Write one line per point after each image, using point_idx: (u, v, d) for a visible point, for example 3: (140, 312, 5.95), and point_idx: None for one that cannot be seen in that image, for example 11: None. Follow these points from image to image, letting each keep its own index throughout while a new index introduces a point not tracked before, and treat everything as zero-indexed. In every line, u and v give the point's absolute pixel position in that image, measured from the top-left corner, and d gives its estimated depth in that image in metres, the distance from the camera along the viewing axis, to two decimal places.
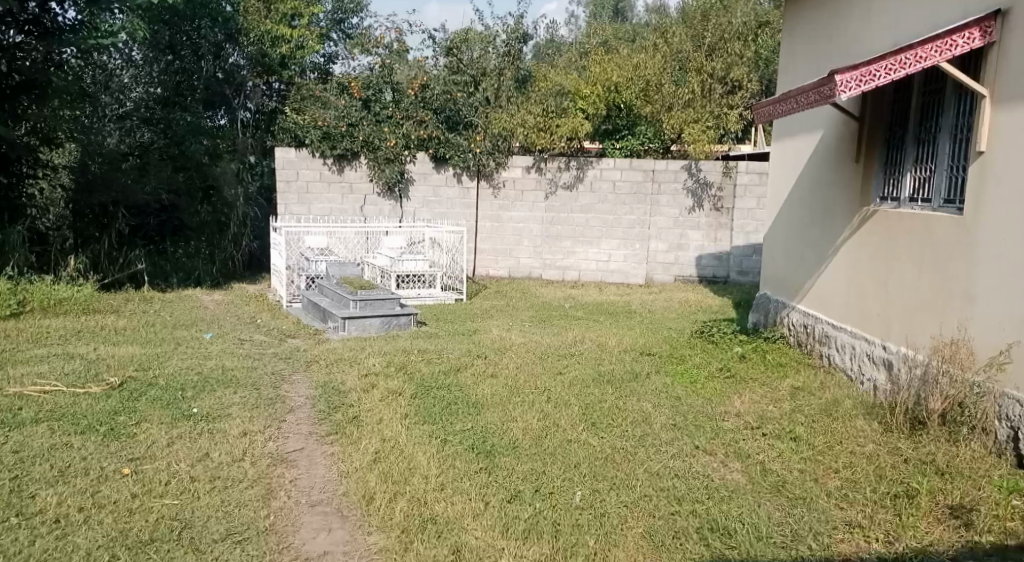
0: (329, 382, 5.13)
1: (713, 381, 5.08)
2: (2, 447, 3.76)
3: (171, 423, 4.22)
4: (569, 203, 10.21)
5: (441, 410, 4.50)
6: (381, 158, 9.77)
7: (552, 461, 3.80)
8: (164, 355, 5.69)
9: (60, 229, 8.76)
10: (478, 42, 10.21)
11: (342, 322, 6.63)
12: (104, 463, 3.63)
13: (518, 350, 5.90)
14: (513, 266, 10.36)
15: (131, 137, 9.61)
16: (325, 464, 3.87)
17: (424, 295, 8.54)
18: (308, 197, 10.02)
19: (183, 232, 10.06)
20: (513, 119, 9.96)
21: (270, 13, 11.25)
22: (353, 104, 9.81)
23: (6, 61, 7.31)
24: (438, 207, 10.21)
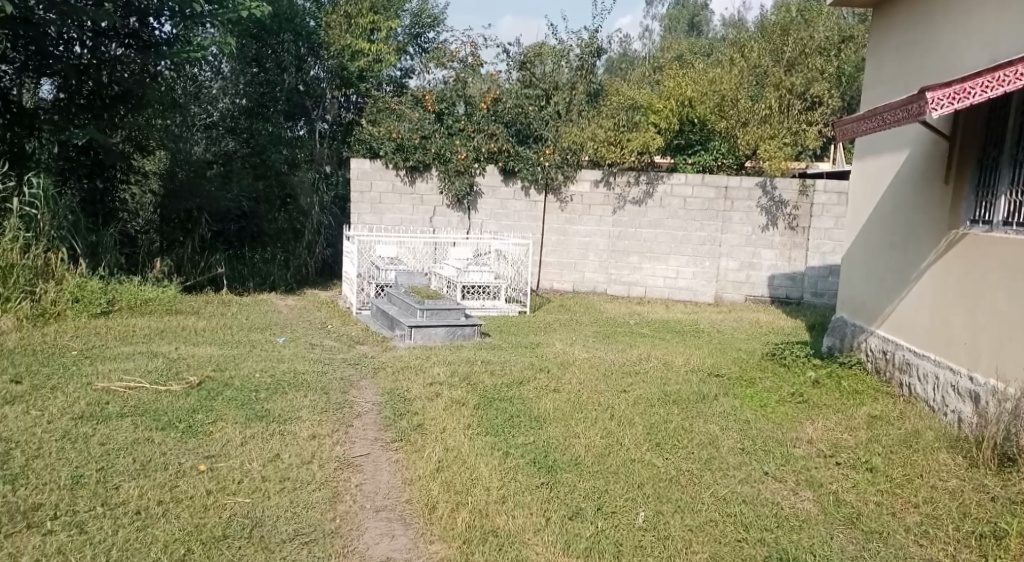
0: (395, 388, 5.21)
1: (785, 406, 4.93)
2: (90, 438, 3.97)
3: (244, 423, 4.37)
4: (637, 219, 10.12)
5: (504, 422, 4.51)
6: (451, 171, 9.90)
7: (615, 480, 3.76)
8: (239, 356, 5.90)
9: (148, 232, 9.33)
10: (551, 56, 10.36)
11: (408, 331, 6.72)
12: (182, 460, 3.79)
13: (581, 366, 5.86)
14: (578, 280, 10.32)
15: (216, 145, 10.25)
16: (390, 470, 3.93)
17: (489, 306, 8.60)
18: (381, 207, 10.23)
19: (260, 239, 10.53)
20: (584, 133, 9.93)
21: (351, 28, 11.10)
22: (427, 117, 10.05)
23: (107, 73, 7.92)
24: (505, 220, 10.28)
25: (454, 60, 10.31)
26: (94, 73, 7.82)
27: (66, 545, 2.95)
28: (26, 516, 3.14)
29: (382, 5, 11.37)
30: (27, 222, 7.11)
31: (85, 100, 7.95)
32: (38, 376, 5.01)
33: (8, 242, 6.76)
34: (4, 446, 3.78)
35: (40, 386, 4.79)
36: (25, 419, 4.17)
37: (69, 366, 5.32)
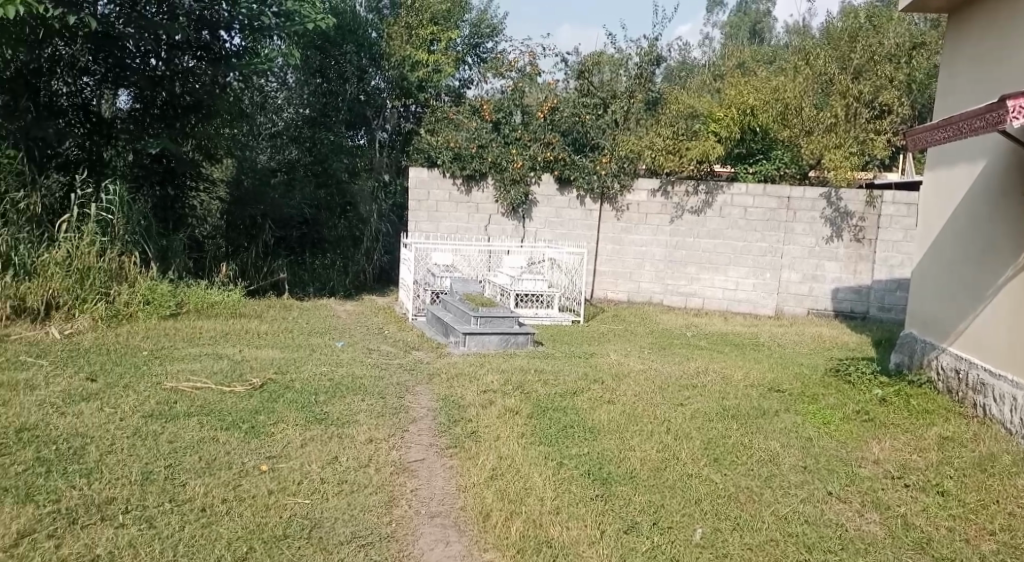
0: (449, 395, 5.25)
1: (849, 424, 4.78)
2: (159, 436, 4.11)
3: (304, 425, 4.46)
4: (695, 228, 9.99)
5: (558, 432, 4.49)
6: (507, 179, 9.98)
7: (671, 495, 3.70)
8: (300, 359, 6.03)
9: (214, 238, 9.68)
10: (610, 65, 10.31)
11: (463, 337, 6.77)
12: (245, 459, 3.89)
13: (637, 377, 5.80)
14: (634, 290, 10.22)
15: (280, 154, 10.51)
16: (445, 476, 3.96)
17: (542, 315, 8.60)
18: (437, 215, 10.34)
19: (321, 246, 10.74)
20: (642, 141, 9.85)
21: (411, 39, 11.19)
22: (484, 127, 10.05)
23: (179, 84, 8.25)
24: (560, 228, 10.27)
25: (512, 70, 10.27)
26: (167, 85, 8.14)
27: (136, 539, 3.06)
28: (101, 509, 3.27)
29: (442, 15, 11.45)
30: (104, 227, 7.44)
31: (160, 110, 8.33)
32: (111, 375, 5.22)
33: (85, 246, 7.09)
34: (79, 441, 3.94)
35: (113, 385, 4.99)
36: (99, 416, 4.35)
37: (139, 365, 5.53)
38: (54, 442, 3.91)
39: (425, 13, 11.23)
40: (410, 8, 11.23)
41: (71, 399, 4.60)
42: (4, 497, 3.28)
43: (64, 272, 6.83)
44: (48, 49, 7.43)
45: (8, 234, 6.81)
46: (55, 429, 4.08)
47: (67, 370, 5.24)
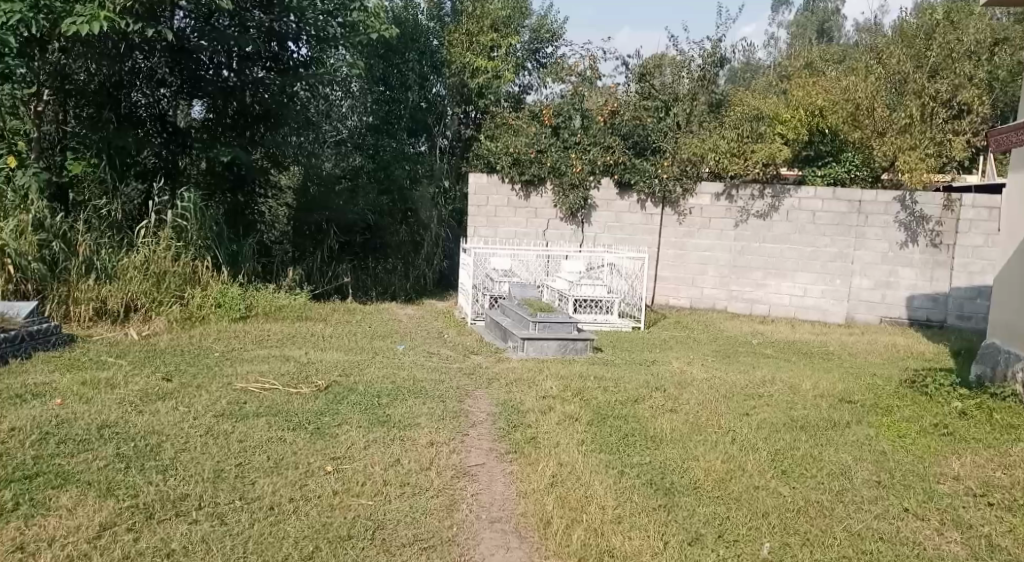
0: (509, 400, 5.24)
1: (926, 438, 4.57)
2: (230, 435, 4.23)
3: (367, 428, 4.53)
4: (761, 233, 9.76)
5: (618, 441, 4.44)
6: (566, 184, 9.94)
7: (737, 507, 3.61)
8: (363, 362, 6.14)
9: (282, 243, 9.94)
10: (672, 67, 10.21)
11: (521, 342, 6.78)
12: (310, 460, 3.97)
13: (700, 386, 5.69)
14: (696, 296, 10.05)
15: (344, 161, 10.64)
16: (505, 482, 3.96)
17: (601, 321, 8.53)
18: (496, 221, 10.38)
19: (382, 250, 10.78)
20: (705, 144, 9.69)
21: (473, 45, 11.43)
22: (543, 131, 10.08)
23: (249, 94, 8.49)
24: (620, 233, 10.19)
25: (572, 74, 10.33)
26: (239, 95, 8.42)
27: (208, 535, 3.16)
28: (176, 505, 3.39)
29: (503, 21, 11.50)
30: (179, 232, 7.73)
31: (231, 120, 8.61)
32: (185, 375, 5.42)
33: (162, 250, 7.39)
34: (156, 438, 4.10)
35: (187, 384, 5.17)
36: (175, 414, 4.51)
37: (211, 366, 5.72)
38: (133, 439, 4.07)
39: (486, 19, 11.38)
40: (471, 15, 11.46)
41: (148, 398, 4.79)
42: (88, 490, 3.44)
43: (141, 276, 7.14)
44: (129, 62, 7.81)
45: (91, 239, 7.16)
46: (133, 426, 4.25)
47: (144, 370, 5.47)
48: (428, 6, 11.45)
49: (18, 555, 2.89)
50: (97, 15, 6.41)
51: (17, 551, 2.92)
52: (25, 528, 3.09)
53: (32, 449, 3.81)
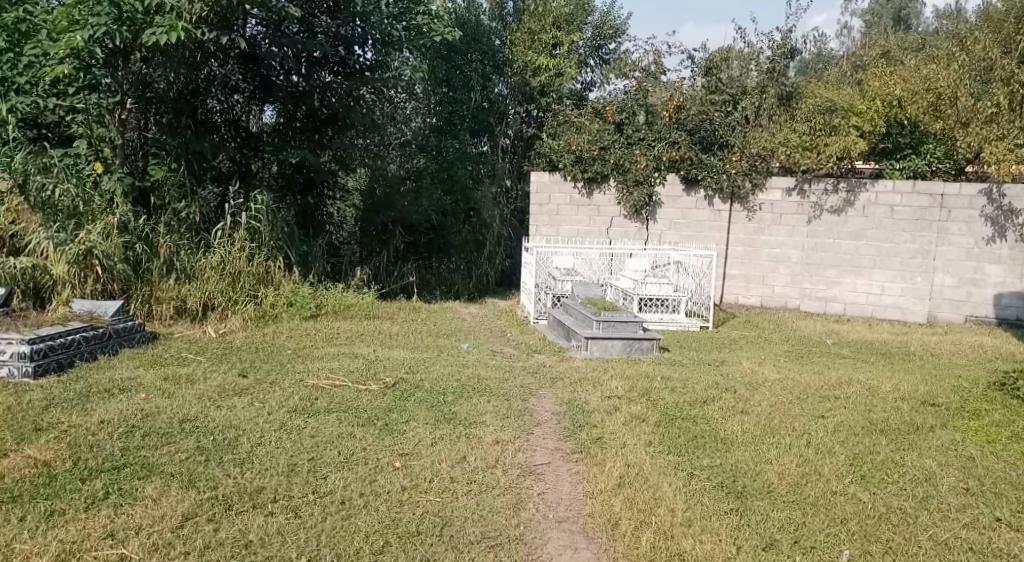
0: (574, 400, 5.21)
1: (1019, 444, 4.33)
2: (303, 430, 4.34)
3: (434, 425, 4.57)
4: (835, 229, 9.45)
5: (687, 442, 4.36)
6: (630, 181, 9.86)
7: (814, 513, 3.50)
8: (429, 360, 6.21)
9: (350, 243, 10.14)
10: (739, 59, 10.05)
11: (585, 342, 6.72)
12: (379, 455, 4.04)
13: (773, 386, 5.54)
14: (767, 294, 9.80)
15: (409, 162, 10.71)
16: (572, 481, 3.93)
17: (667, 320, 8.40)
18: (558, 219, 10.33)
19: (446, 250, 10.91)
20: (775, 138, 9.48)
21: (535, 43, 11.39)
22: (606, 128, 10.00)
23: (318, 99, 8.72)
24: (686, 230, 10.03)
25: (636, 69, 10.16)
26: (308, 99, 8.62)
27: (284, 527, 3.24)
28: (252, 497, 3.49)
29: (565, 19, 11.43)
30: (253, 234, 7.97)
31: (300, 124, 8.86)
32: (259, 371, 5.59)
33: (236, 251, 7.65)
34: (233, 432, 4.23)
35: (261, 381, 5.33)
36: (250, 409, 4.66)
37: (284, 363, 5.88)
38: (212, 433, 4.22)
39: (548, 17, 11.33)
40: (534, 14, 11.44)
41: (225, 393, 4.96)
42: (170, 482, 3.57)
43: (218, 276, 7.39)
44: (205, 70, 8.11)
45: (171, 240, 7.46)
46: (212, 420, 4.40)
47: (221, 366, 5.66)
48: (491, 7, 11.62)
49: (108, 541, 3.03)
50: (176, 26, 6.65)
51: (108, 537, 3.06)
52: (114, 516, 3.23)
53: (119, 441, 3.99)
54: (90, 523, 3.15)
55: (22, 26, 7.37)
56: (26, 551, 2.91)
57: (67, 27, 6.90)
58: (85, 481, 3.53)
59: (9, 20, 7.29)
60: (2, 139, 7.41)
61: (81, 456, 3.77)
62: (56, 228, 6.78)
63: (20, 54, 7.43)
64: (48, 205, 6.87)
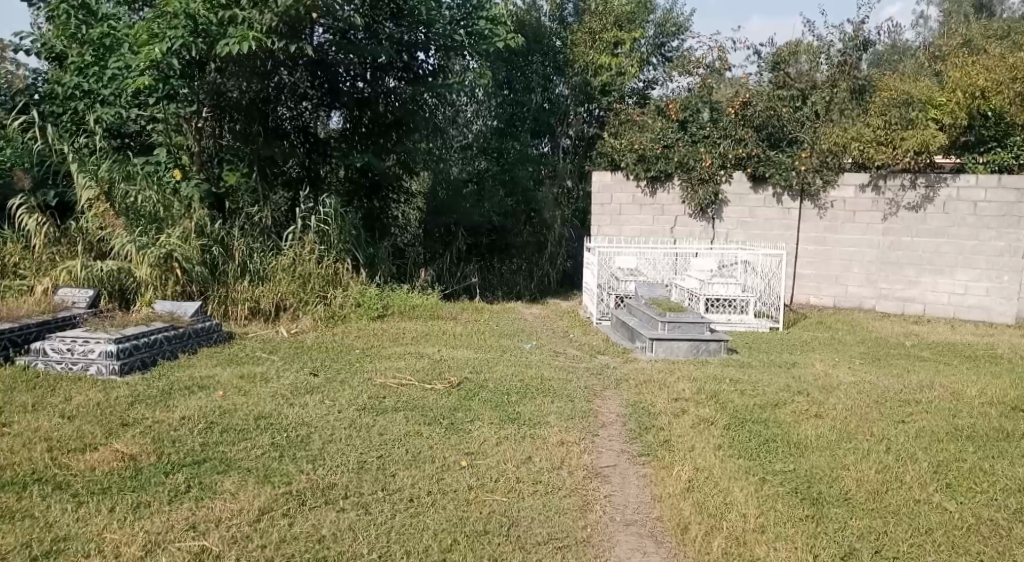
0: (639, 402, 5.15)
1: None
2: (372, 428, 4.42)
3: (499, 424, 4.59)
4: (914, 226, 9.08)
5: (759, 446, 4.26)
6: (695, 178, 9.66)
7: (896, 522, 3.38)
8: (493, 360, 6.24)
9: (414, 245, 10.33)
10: (808, 54, 9.74)
11: (650, 343, 6.62)
12: (446, 454, 4.07)
13: (849, 390, 5.35)
14: (840, 294, 9.50)
15: (471, 165, 10.81)
16: (639, 484, 3.88)
17: (736, 321, 8.21)
18: (621, 219, 10.25)
19: (508, 252, 11.05)
20: (848, 134, 9.08)
21: (596, 43, 11.16)
22: (670, 126, 9.82)
23: (383, 104, 8.86)
24: (754, 228, 9.82)
25: (700, 66, 9.98)
26: (373, 105, 8.82)
27: (355, 523, 3.30)
28: (324, 493, 3.57)
29: (626, 18, 11.21)
30: (322, 236, 8.17)
31: (366, 129, 9.00)
32: (329, 370, 5.74)
33: (306, 253, 7.85)
34: (305, 430, 4.34)
35: (332, 380, 5.45)
36: (322, 407, 4.77)
37: (352, 362, 6.01)
38: (286, 429, 4.34)
39: (609, 16, 11.10)
40: (595, 13, 11.19)
41: (298, 392, 5.09)
42: (248, 477, 3.69)
43: (289, 277, 7.62)
44: (275, 79, 8.18)
45: (245, 244, 7.72)
46: (286, 417, 4.53)
47: (294, 365, 5.82)
48: (551, 9, 11.31)
49: (190, 533, 3.14)
50: (248, 36, 6.86)
51: (190, 530, 3.18)
52: (195, 509, 3.35)
53: (199, 437, 4.14)
54: (173, 515, 3.28)
55: (107, 40, 7.79)
56: (115, 541, 3.04)
57: (148, 41, 7.19)
58: (168, 474, 3.68)
59: (95, 36, 7.76)
60: (89, 149, 7.79)
61: (164, 451, 3.93)
62: (139, 233, 7.10)
63: (104, 67, 7.91)
64: (132, 210, 7.18)
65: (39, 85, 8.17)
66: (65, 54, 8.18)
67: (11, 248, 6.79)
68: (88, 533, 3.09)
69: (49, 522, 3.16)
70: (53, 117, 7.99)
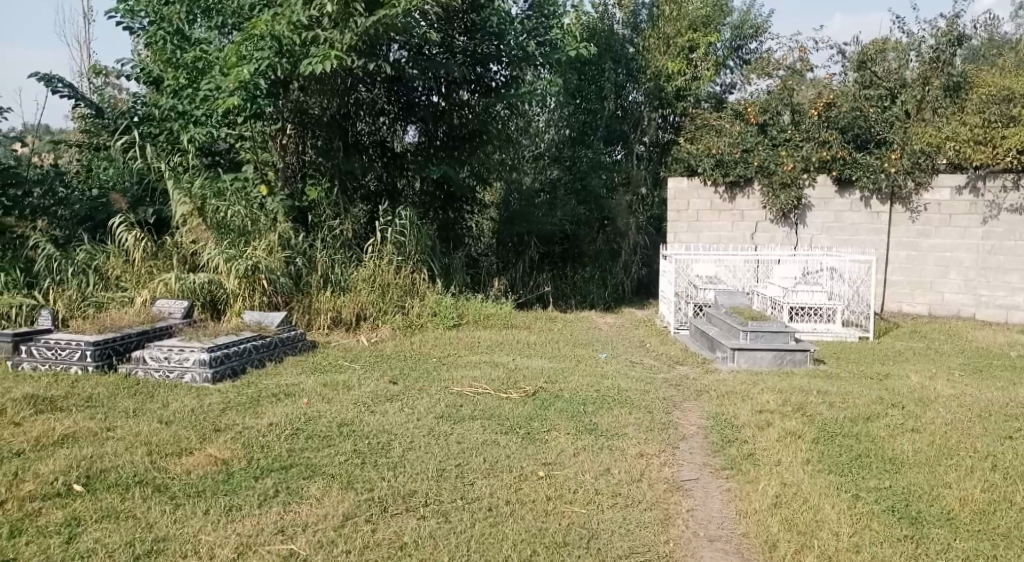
0: (721, 414, 5.01)
1: None
2: (450, 436, 4.46)
3: (576, 435, 4.56)
4: (1017, 229, 8.62)
5: (851, 461, 4.07)
6: (776, 183, 9.41)
7: (1006, 545, 3.18)
8: (568, 370, 6.19)
9: (488, 254, 10.39)
10: (896, 51, 9.33)
11: (731, 353, 6.44)
12: (523, 464, 4.06)
13: (948, 403, 5.06)
14: (936, 302, 9.05)
15: (543, 174, 10.88)
16: (723, 499, 3.78)
17: (822, 330, 7.90)
18: (699, 225, 10.04)
19: (582, 260, 10.98)
20: (942, 132, 8.71)
21: (670, 48, 11.00)
22: (749, 130, 9.61)
23: (457, 116, 8.95)
24: (840, 234, 9.46)
25: (780, 68, 9.72)
26: (447, 118, 8.93)
27: (436, 531, 3.33)
28: (405, 500, 3.62)
29: (702, 21, 10.95)
30: (399, 247, 8.34)
31: (441, 142, 9.12)
32: (407, 378, 5.83)
33: (385, 264, 8.04)
34: (386, 437, 4.41)
35: (410, 387, 5.54)
36: (401, 415, 4.84)
37: (430, 371, 6.09)
38: (367, 437, 4.42)
39: (683, 21, 10.85)
40: (669, 18, 10.94)
41: (378, 399, 5.19)
42: (332, 482, 3.78)
43: (369, 288, 7.81)
44: (354, 95, 8.54)
45: (327, 255, 7.97)
46: (367, 425, 4.62)
47: (374, 373, 5.94)
48: (624, 16, 11.27)
49: (279, 537, 3.24)
50: (329, 54, 7.07)
51: (279, 533, 3.27)
52: (284, 513, 3.45)
53: (286, 443, 4.28)
54: (262, 519, 3.38)
55: (200, 64, 8.09)
56: (210, 543, 3.16)
57: (237, 62, 7.52)
58: (258, 478, 3.81)
59: (189, 60, 8.11)
60: (184, 167, 8.26)
61: (254, 455, 4.08)
62: (229, 246, 7.42)
63: (196, 89, 8.27)
64: (222, 225, 7.51)
65: (138, 107, 8.71)
66: (162, 77, 8.68)
67: (113, 262, 7.17)
68: (186, 534, 3.22)
69: (150, 523, 3.32)
70: (151, 137, 8.52)
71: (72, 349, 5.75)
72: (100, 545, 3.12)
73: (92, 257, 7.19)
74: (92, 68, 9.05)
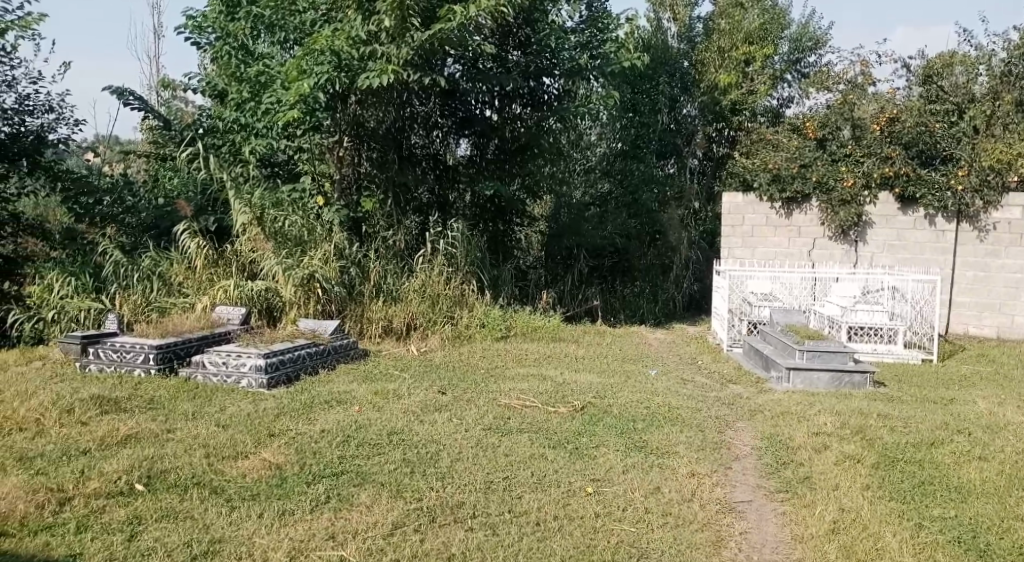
0: (775, 435, 4.89)
1: None
2: (497, 448, 4.46)
3: (626, 451, 4.50)
4: None
5: (914, 488, 3.92)
6: (835, 200, 9.16)
7: None
8: (617, 386, 6.12)
9: (537, 267, 10.38)
10: (964, 65, 9.03)
11: (787, 373, 6.28)
12: (571, 479, 4.03)
13: (1020, 431, 4.84)
14: (1006, 325, 8.74)
15: (593, 188, 10.80)
16: (777, 523, 3.67)
17: (882, 351, 7.65)
18: (753, 241, 9.75)
19: (632, 274, 10.90)
20: (1015, 148, 8.43)
21: (725, 62, 10.84)
22: (806, 145, 9.37)
23: (509, 130, 8.98)
24: (902, 252, 9.14)
25: (840, 82, 9.51)
26: (500, 132, 8.97)
27: (484, 543, 3.32)
28: (454, 511, 3.62)
29: (758, 35, 10.80)
30: (450, 258, 8.44)
31: (492, 155, 9.18)
32: (456, 389, 5.86)
33: (436, 275, 8.13)
34: (435, 447, 4.44)
35: (459, 398, 5.56)
36: (449, 425, 4.86)
37: (479, 382, 6.10)
38: (416, 446, 4.45)
39: (740, 34, 10.72)
40: (724, 31, 10.84)
41: (427, 409, 5.23)
42: (382, 491, 3.81)
43: (420, 298, 7.90)
44: (408, 108, 8.69)
45: (380, 266, 8.10)
46: (416, 434, 4.65)
47: (424, 383, 5.99)
48: (678, 30, 11.27)
49: (330, 543, 3.27)
50: (386, 69, 7.20)
51: (329, 539, 3.31)
52: (335, 519, 3.49)
53: (337, 450, 4.33)
54: (314, 524, 3.43)
55: (262, 78, 8.29)
56: (263, 546, 3.22)
57: (298, 76, 7.62)
58: (310, 484, 3.87)
59: (252, 74, 8.30)
60: (244, 178, 8.54)
61: (307, 461, 4.14)
62: (286, 255, 7.58)
63: (259, 102, 8.47)
64: (280, 234, 7.70)
65: (203, 119, 9.03)
66: (226, 90, 8.99)
67: (176, 268, 7.40)
68: (240, 537, 3.28)
69: (207, 523, 3.40)
70: (214, 148, 8.82)
71: (136, 352, 5.95)
72: (160, 544, 3.20)
73: (156, 264, 7.44)
74: (161, 81, 9.42)
